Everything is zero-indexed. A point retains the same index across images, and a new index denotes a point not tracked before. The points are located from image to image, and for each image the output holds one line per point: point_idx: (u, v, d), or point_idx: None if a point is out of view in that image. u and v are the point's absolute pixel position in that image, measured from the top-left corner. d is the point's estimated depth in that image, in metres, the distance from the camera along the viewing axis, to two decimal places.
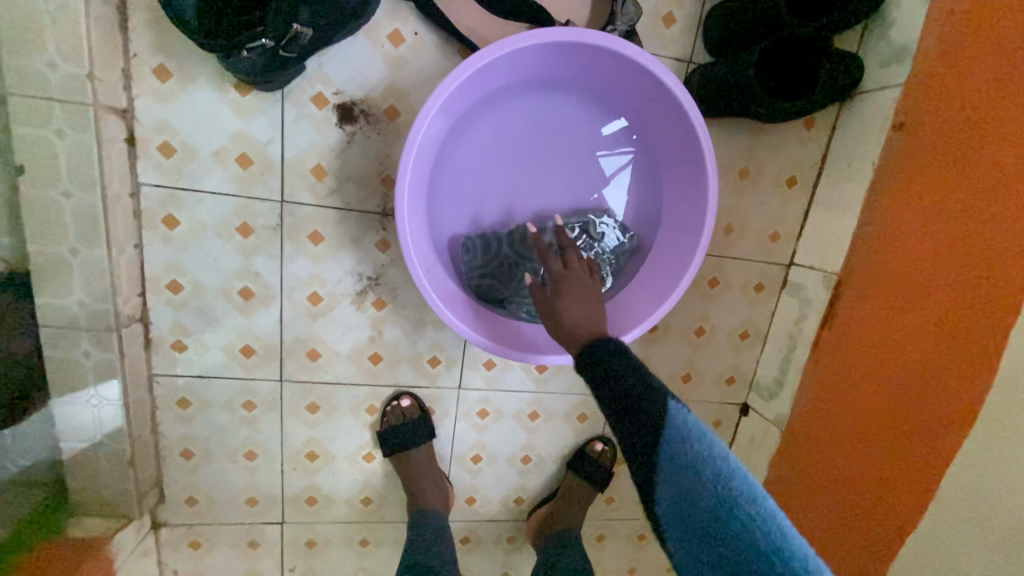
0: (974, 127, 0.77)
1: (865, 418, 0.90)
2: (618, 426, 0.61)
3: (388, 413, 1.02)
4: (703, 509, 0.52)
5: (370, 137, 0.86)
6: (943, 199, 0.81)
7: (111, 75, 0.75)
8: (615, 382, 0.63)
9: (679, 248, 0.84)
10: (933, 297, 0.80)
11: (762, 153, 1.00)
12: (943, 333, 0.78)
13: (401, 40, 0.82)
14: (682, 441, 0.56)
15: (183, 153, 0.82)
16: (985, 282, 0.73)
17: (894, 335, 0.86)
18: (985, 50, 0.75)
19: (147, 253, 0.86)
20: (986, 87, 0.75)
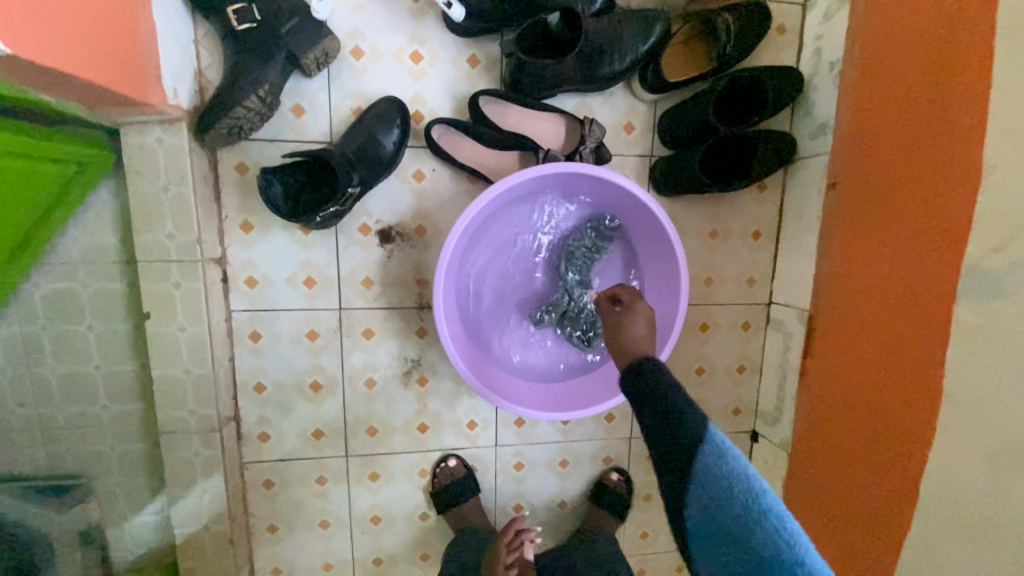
0: (893, 190, 0.94)
1: (852, 436, 1.02)
2: (657, 438, 0.69)
3: (438, 473, 1.18)
4: (734, 515, 0.61)
5: (405, 250, 1.09)
6: (881, 247, 0.97)
7: (211, 235, 0.98)
8: (659, 398, 0.71)
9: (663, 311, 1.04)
10: (886, 330, 0.95)
11: (726, 215, 1.19)
12: (898, 360, 0.93)
13: (423, 176, 1.06)
14: (722, 459, 0.64)
15: (263, 282, 1.05)
16: (920, 313, 0.88)
17: (863, 362, 1.00)
18: (891, 129, 0.94)
19: (237, 363, 1.07)
20: (899, 159, 0.93)
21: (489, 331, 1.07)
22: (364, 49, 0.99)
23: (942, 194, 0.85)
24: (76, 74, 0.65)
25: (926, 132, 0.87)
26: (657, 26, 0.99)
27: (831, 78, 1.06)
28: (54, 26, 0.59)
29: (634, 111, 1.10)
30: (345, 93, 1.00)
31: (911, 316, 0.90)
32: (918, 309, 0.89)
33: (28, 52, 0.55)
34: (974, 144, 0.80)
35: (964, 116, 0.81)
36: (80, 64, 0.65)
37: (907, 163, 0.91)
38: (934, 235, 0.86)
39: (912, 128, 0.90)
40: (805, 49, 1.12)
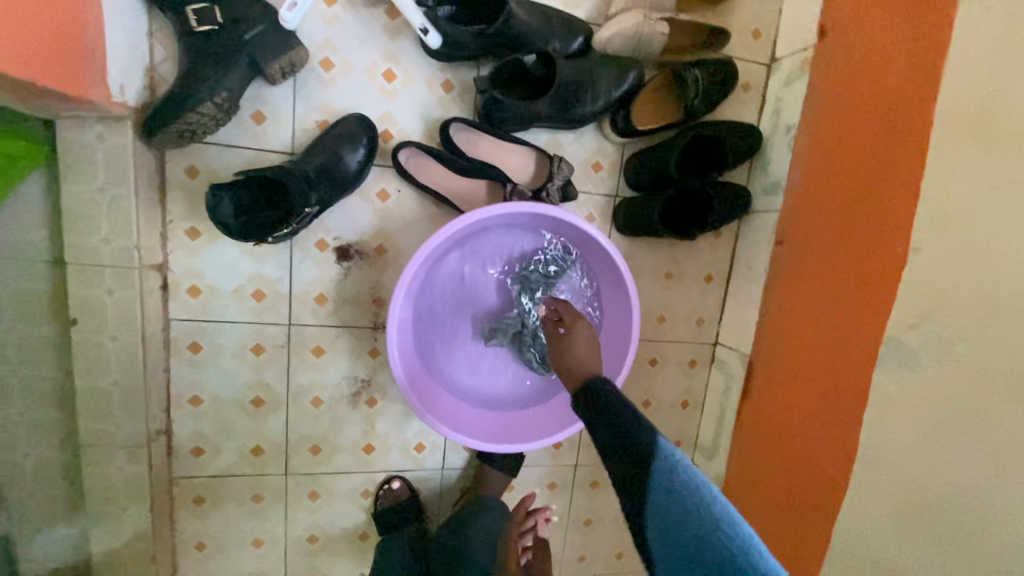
0: (833, 253, 1.01)
1: (778, 479, 1.09)
2: (612, 457, 0.69)
3: (381, 495, 1.17)
4: (689, 527, 0.60)
5: (364, 269, 1.06)
6: (819, 305, 1.03)
7: (152, 240, 0.92)
8: (610, 419, 0.71)
9: (615, 347, 1.07)
10: (817, 383, 1.02)
11: (681, 258, 1.24)
12: (823, 414, 0.99)
13: (388, 197, 1.04)
14: (671, 472, 0.63)
15: (208, 293, 1.00)
16: (845, 374, 0.96)
17: (792, 411, 1.07)
18: (835, 196, 1.01)
19: (173, 374, 1.01)
20: (841, 224, 0.99)
21: (443, 357, 1.07)
22: (333, 61, 0.96)
23: (874, 261, 0.91)
24: (14, 75, 0.61)
25: (863, 208, 0.94)
26: (631, 74, 1.01)
27: (786, 140, 1.12)
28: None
29: (602, 151, 1.13)
30: (311, 105, 0.96)
31: (839, 372, 0.97)
32: (845, 367, 0.95)
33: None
34: (903, 217, 0.86)
35: (896, 192, 0.88)
36: (19, 64, 0.61)
37: (847, 229, 0.98)
38: (862, 303, 0.93)
39: (852, 201, 0.97)
40: (766, 108, 1.18)
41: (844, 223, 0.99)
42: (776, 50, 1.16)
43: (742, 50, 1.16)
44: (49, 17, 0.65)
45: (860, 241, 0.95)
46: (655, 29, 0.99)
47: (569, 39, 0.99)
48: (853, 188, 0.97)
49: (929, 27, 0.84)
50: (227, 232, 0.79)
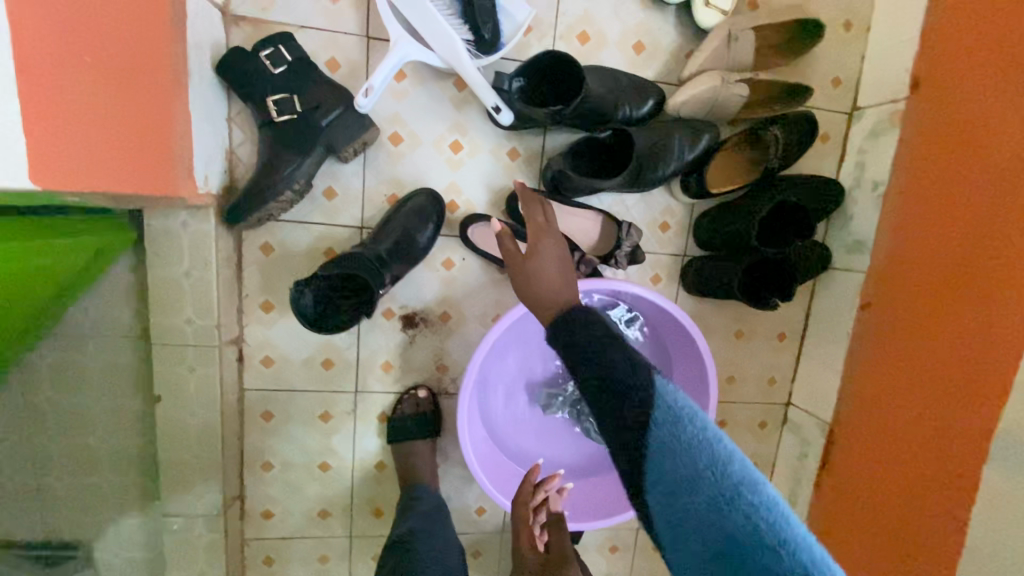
0: (933, 316, 0.92)
1: (866, 563, 1.01)
2: (604, 411, 0.57)
3: (403, 400, 1.06)
4: (698, 491, 0.48)
5: (428, 337, 1.06)
6: (918, 373, 0.95)
7: (230, 317, 0.94)
8: (597, 356, 0.60)
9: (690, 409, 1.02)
10: (918, 457, 0.93)
11: (752, 317, 1.17)
12: (920, 500, 0.92)
13: (452, 265, 1.04)
14: (675, 423, 0.51)
15: (280, 363, 1.01)
16: (948, 461, 0.88)
17: (883, 489, 1.00)
18: (938, 253, 0.92)
19: (246, 441, 1.04)
20: (946, 285, 0.91)
21: (508, 432, 1.06)
22: (402, 135, 0.96)
23: (988, 327, 0.83)
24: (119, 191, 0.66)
25: (972, 281, 0.86)
26: (706, 135, 0.97)
27: (873, 197, 1.05)
28: (100, 154, 0.61)
29: (670, 211, 1.08)
30: (380, 179, 0.97)
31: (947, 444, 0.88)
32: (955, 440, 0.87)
33: (67, 186, 0.57)
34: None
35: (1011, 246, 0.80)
36: (127, 181, 0.66)
37: (952, 289, 0.90)
38: (970, 386, 0.85)
39: (957, 272, 0.89)
40: (847, 160, 1.11)
41: (945, 294, 0.91)
42: (858, 99, 1.09)
43: (821, 100, 1.09)
44: (157, 134, 0.70)
45: (967, 318, 0.87)
46: (733, 92, 0.94)
47: (638, 102, 0.96)
48: (959, 257, 0.89)
49: (1022, 79, 0.80)
50: (311, 324, 0.78)
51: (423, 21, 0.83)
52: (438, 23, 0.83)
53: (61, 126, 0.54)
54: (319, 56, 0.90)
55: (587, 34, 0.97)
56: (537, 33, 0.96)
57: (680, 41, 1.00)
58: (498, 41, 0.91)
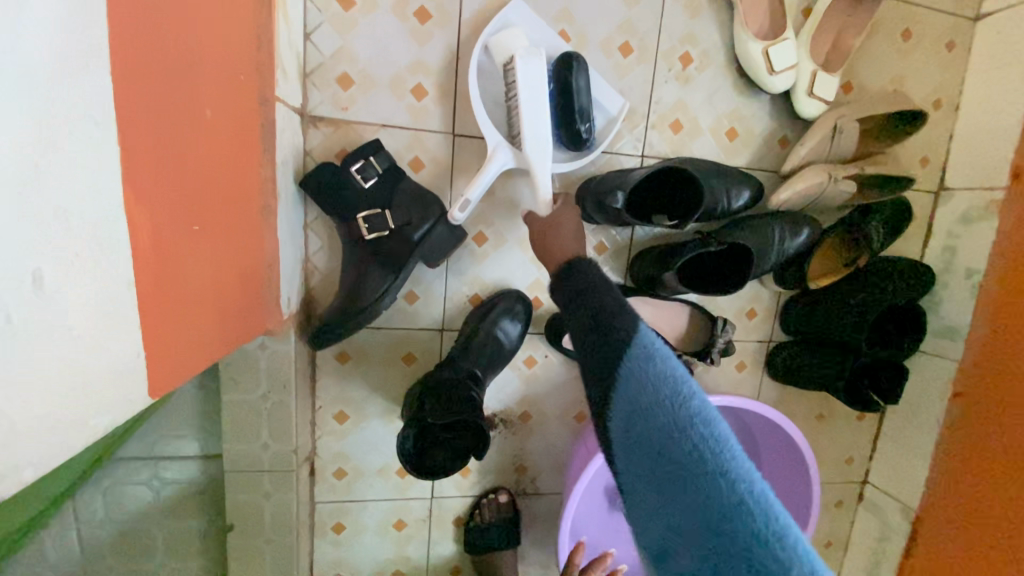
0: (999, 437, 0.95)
1: None
2: (580, 341, 0.56)
3: (482, 506, 0.99)
4: (655, 424, 0.46)
5: (507, 436, 1.00)
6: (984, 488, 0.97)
7: (304, 434, 0.87)
8: (585, 294, 0.58)
9: (795, 500, 0.99)
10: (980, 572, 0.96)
11: (832, 399, 1.14)
12: None
13: (534, 362, 0.97)
14: (646, 359, 0.49)
15: (353, 474, 0.95)
16: None
17: None
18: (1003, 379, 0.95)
19: (315, 555, 0.97)
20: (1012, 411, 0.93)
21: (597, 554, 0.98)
22: (487, 235, 0.90)
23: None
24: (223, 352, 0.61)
25: None
26: (805, 229, 0.92)
27: (966, 285, 1.02)
28: (209, 327, 0.55)
29: (757, 298, 1.03)
30: (463, 280, 0.90)
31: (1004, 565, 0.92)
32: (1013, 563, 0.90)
33: (184, 377, 0.52)
34: None
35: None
36: (230, 342, 0.61)
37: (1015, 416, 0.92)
38: None
39: None
40: (934, 242, 1.07)
41: None
42: (946, 179, 1.05)
43: None
44: (251, 274, 0.64)
45: None
46: (840, 187, 0.89)
47: (736, 197, 0.91)
48: None
49: None
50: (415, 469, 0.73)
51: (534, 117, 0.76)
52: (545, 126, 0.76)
53: (176, 312, 0.48)
54: (403, 154, 0.84)
55: (679, 122, 0.92)
56: (628, 122, 0.90)
57: (774, 126, 0.95)
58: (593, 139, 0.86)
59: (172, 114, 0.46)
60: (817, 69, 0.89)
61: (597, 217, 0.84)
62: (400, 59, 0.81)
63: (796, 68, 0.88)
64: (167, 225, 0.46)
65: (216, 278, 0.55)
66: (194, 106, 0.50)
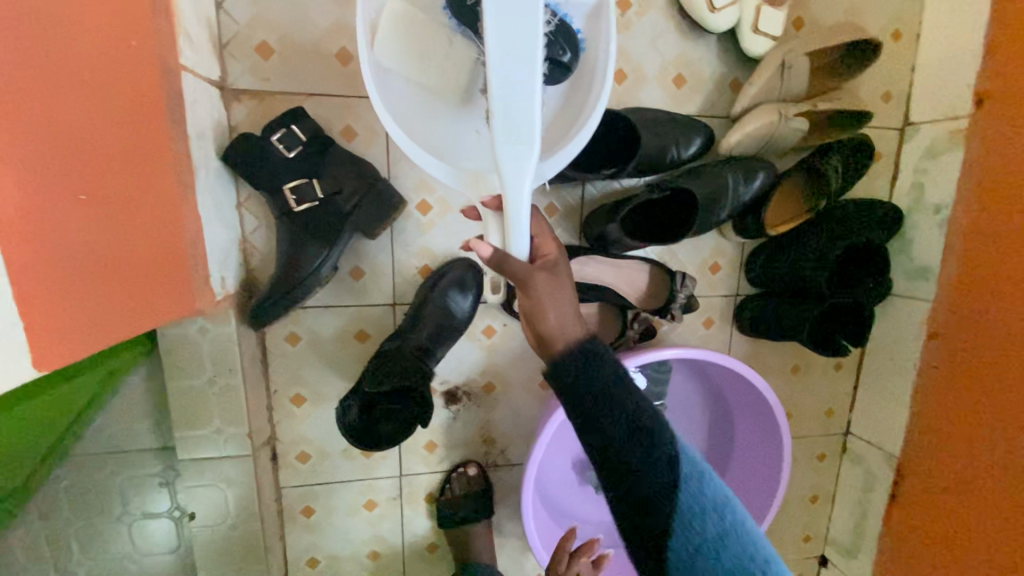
0: (1001, 419, 0.86)
1: None
2: (619, 455, 0.55)
3: (453, 480, 0.98)
4: (728, 551, 0.51)
5: (472, 410, 0.98)
6: (992, 476, 0.88)
7: (260, 419, 0.86)
8: (613, 399, 0.57)
9: (766, 443, 0.97)
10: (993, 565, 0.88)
11: (808, 351, 1.11)
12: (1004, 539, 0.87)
13: (493, 332, 0.95)
14: (700, 483, 0.54)
15: (317, 456, 0.93)
16: None
17: (959, 526, 0.94)
18: (1002, 349, 0.86)
19: (289, 540, 0.96)
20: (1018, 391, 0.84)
21: (581, 517, 0.98)
22: (431, 203, 0.87)
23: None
24: (131, 334, 0.59)
25: None
26: (760, 173, 0.89)
27: (935, 221, 0.98)
28: (120, 297, 0.55)
29: (720, 251, 1.00)
30: (411, 251, 0.88)
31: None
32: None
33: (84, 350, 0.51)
34: None
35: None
36: (152, 317, 0.60)
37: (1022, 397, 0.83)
38: None
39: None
40: (901, 180, 1.04)
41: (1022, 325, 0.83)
42: (910, 113, 1.01)
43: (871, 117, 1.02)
44: (175, 247, 0.63)
45: None
46: (792, 126, 0.86)
47: (685, 144, 0.87)
48: None
49: None
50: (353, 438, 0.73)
51: (504, 81, 0.52)
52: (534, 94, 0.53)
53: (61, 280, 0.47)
54: (333, 125, 0.81)
55: (623, 71, 0.88)
56: None
57: (722, 70, 0.91)
58: (583, 50, 0.64)
59: (32, 77, 0.44)
60: (761, 4, 0.85)
61: None
62: (320, 22, 0.78)
63: (738, 4, 0.84)
64: (40, 193, 0.45)
65: (117, 254, 0.54)
66: (65, 73, 0.47)
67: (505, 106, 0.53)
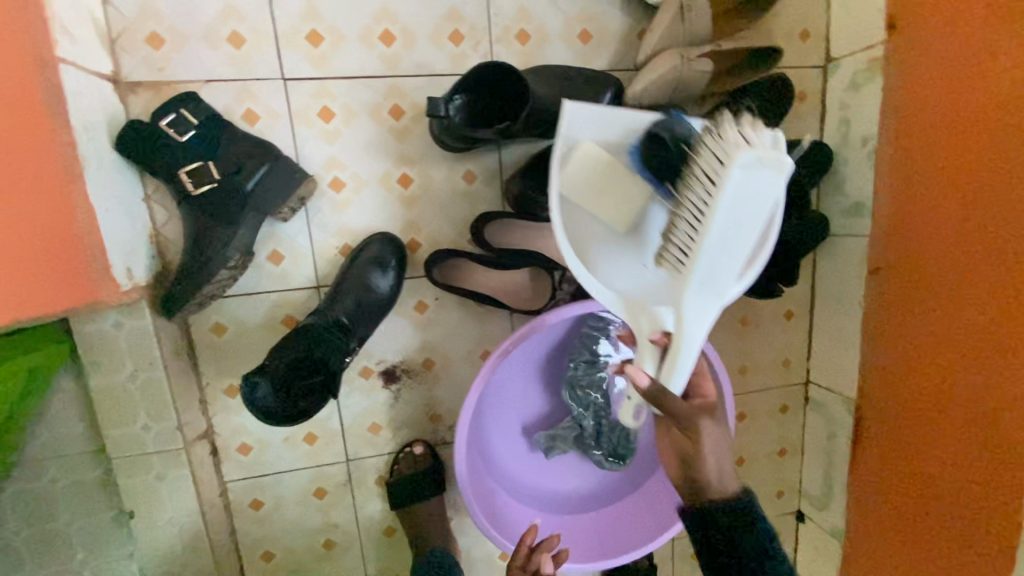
0: (954, 353, 0.83)
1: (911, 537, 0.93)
2: None
3: (400, 460, 0.98)
4: None
5: (413, 388, 0.97)
6: (951, 413, 0.85)
7: (192, 411, 0.86)
8: (746, 551, 0.64)
9: (709, 395, 0.95)
10: (963, 508, 0.84)
11: (755, 302, 1.09)
12: (959, 467, 0.84)
13: (426, 307, 0.94)
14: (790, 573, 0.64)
15: (258, 447, 0.93)
16: (989, 425, 0.79)
17: (914, 460, 0.92)
18: (950, 280, 0.83)
19: (240, 534, 0.96)
20: (971, 322, 0.81)
21: (536, 485, 0.99)
22: (344, 180, 0.86)
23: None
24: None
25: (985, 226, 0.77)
26: None
27: (864, 153, 0.97)
28: None
29: None
30: (328, 231, 0.87)
31: (993, 500, 0.79)
32: (1001, 500, 0.78)
33: None
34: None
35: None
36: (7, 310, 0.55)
37: (974, 325, 0.80)
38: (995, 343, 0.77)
39: (967, 218, 0.80)
40: (829, 118, 1.02)
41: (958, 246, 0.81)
42: (831, 49, 1.00)
43: (790, 57, 1.00)
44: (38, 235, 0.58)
45: (988, 268, 0.78)
46: (697, 67, 0.84)
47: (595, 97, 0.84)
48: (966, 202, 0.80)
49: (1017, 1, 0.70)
50: (265, 416, 0.70)
51: (710, 261, 0.57)
52: (727, 246, 0.56)
53: None
54: (234, 110, 0.82)
55: (525, 32, 0.88)
56: (470, 40, 0.86)
57: (627, 21, 0.90)
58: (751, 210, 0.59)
59: None
60: None
61: (443, 140, 0.79)
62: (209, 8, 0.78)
63: None
64: None
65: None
66: None
67: (710, 262, 0.57)
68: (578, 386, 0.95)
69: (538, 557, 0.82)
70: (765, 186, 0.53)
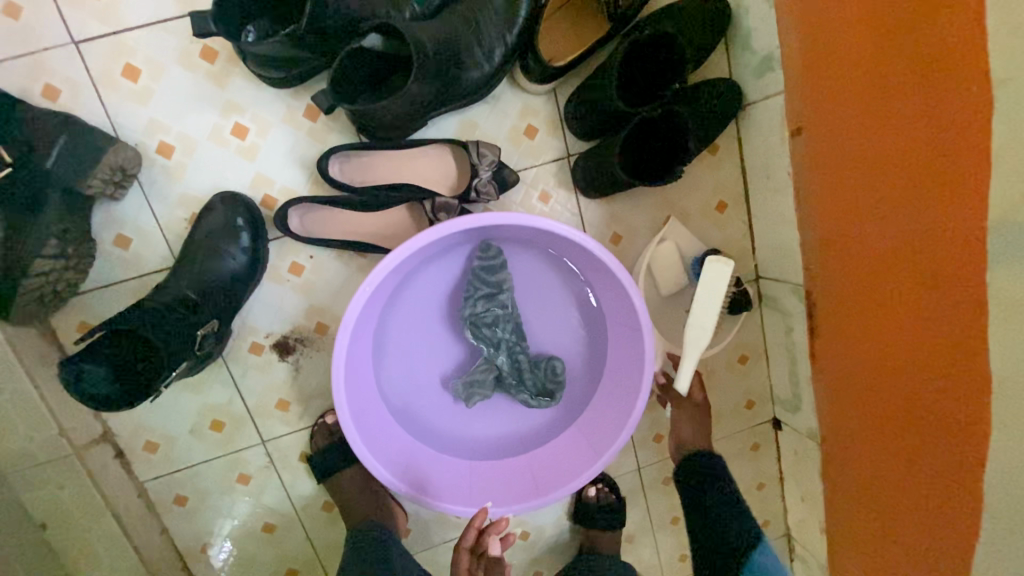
0: (890, 196, 0.69)
1: (868, 421, 0.80)
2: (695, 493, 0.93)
3: (317, 431, 0.93)
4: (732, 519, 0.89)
5: (313, 356, 0.90)
6: (896, 272, 0.70)
7: (80, 417, 0.83)
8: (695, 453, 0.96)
9: (624, 307, 0.84)
10: (922, 381, 0.69)
11: (679, 198, 0.97)
12: (904, 330, 0.70)
13: (302, 268, 0.86)
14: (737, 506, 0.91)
15: (165, 443, 0.89)
16: (932, 268, 0.65)
17: (861, 334, 0.79)
18: (869, 114, 0.69)
19: (174, 533, 0.93)
20: (899, 153, 0.66)
21: (468, 436, 0.93)
22: (171, 143, 0.78)
23: (966, 192, 0.59)
24: None
25: (895, 28, 0.63)
26: None
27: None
28: None
29: (530, 110, 0.88)
30: (171, 203, 0.80)
31: (957, 360, 0.64)
32: (966, 354, 0.63)
33: None
34: None
35: (965, 70, 0.57)
36: None
37: (904, 153, 0.65)
38: (927, 166, 0.63)
39: (875, 28, 0.65)
40: None
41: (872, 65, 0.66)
42: None
43: None
44: None
45: (905, 79, 0.63)
46: None
47: None
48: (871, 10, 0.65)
49: None
50: (93, 399, 0.69)
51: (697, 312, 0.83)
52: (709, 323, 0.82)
53: None
54: (30, 88, 0.74)
55: None
56: None
57: None
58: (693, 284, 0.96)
59: None
60: None
61: (252, 70, 0.71)
62: None
63: None
64: None
65: None
66: None
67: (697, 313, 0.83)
68: (481, 324, 0.86)
69: (485, 539, 0.80)
70: (718, 274, 0.82)
